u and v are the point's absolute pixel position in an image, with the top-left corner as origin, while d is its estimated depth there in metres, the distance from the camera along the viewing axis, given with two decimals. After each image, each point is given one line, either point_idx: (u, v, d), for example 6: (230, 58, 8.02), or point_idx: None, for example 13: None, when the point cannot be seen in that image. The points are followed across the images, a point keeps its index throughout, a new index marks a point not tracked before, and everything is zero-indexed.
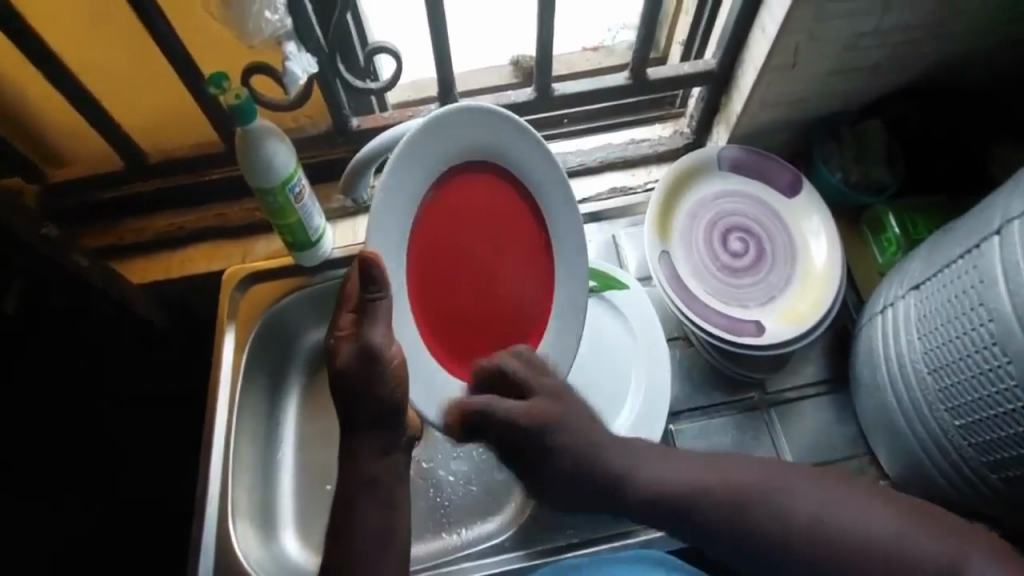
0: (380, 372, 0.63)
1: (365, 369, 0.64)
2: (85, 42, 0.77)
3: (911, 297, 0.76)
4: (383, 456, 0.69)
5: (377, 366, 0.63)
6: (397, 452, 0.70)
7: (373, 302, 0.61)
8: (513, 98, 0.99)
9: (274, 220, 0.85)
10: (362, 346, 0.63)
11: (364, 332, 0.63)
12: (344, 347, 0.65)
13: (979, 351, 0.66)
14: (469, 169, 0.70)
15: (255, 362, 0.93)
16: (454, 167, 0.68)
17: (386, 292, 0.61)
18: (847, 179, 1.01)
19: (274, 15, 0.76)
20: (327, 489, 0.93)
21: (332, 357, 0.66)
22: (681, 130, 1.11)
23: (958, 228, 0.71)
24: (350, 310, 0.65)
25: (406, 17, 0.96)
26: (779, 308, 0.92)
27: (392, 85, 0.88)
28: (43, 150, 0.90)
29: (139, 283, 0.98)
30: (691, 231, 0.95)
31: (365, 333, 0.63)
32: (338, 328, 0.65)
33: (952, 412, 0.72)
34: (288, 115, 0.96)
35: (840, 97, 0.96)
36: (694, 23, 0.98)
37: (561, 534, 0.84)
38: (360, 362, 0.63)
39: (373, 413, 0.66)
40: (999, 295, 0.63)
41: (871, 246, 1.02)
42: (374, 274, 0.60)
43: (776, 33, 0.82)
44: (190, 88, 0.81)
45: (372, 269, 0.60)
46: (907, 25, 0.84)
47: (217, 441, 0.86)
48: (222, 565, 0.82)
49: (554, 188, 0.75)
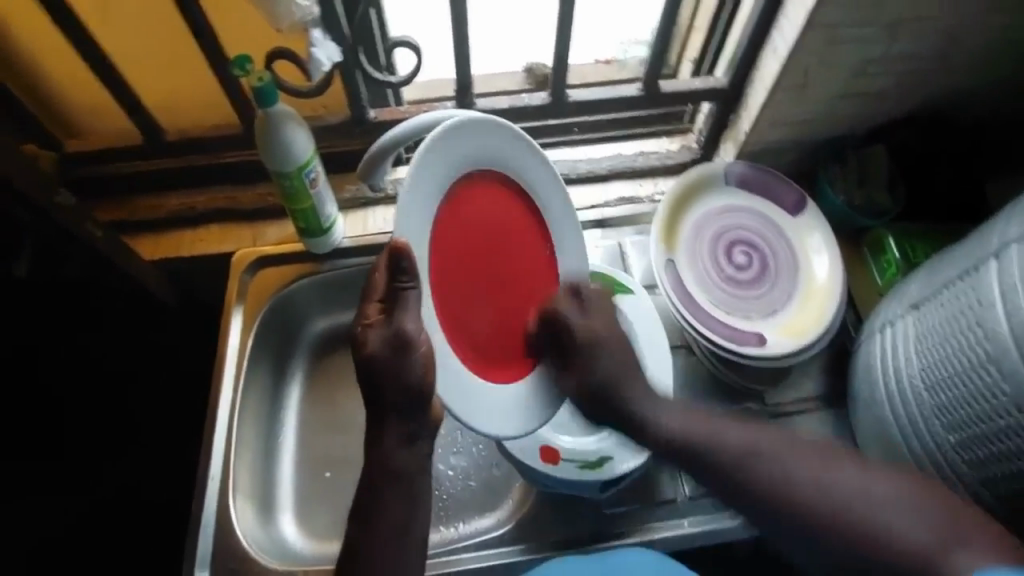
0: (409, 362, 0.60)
1: (395, 360, 0.61)
2: (113, 17, 0.77)
3: (910, 316, 0.78)
4: (420, 444, 0.67)
5: (408, 357, 0.61)
6: (426, 445, 0.68)
7: (402, 292, 0.59)
8: (528, 102, 1.01)
9: (288, 204, 0.86)
10: (393, 335, 0.61)
11: (393, 320, 0.61)
12: (373, 336, 0.63)
13: (975, 369, 0.68)
14: (475, 180, 0.69)
15: (262, 346, 0.93)
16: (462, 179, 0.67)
17: (416, 283, 0.59)
18: (850, 201, 1.04)
19: (306, 2, 0.76)
20: (325, 475, 0.93)
21: (359, 346, 0.63)
22: (689, 144, 1.13)
23: (956, 251, 0.73)
24: (378, 298, 0.63)
25: (428, 16, 0.98)
26: (781, 321, 0.94)
27: (412, 80, 0.89)
28: (61, 119, 0.90)
29: (149, 260, 0.98)
30: (696, 241, 0.97)
31: (396, 320, 0.61)
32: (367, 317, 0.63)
33: (947, 429, 0.74)
34: (308, 103, 0.98)
35: (846, 120, 0.99)
36: (706, 41, 1.01)
37: (559, 532, 0.84)
38: (391, 352, 0.61)
39: (404, 407, 0.64)
40: (996, 315, 0.65)
41: (871, 267, 1.04)
42: (407, 266, 0.58)
43: (787, 54, 0.85)
44: (216, 69, 0.82)
45: (402, 259, 0.58)
46: (913, 54, 0.87)
47: (219, 421, 0.85)
48: (218, 548, 0.81)
49: (555, 196, 0.78)
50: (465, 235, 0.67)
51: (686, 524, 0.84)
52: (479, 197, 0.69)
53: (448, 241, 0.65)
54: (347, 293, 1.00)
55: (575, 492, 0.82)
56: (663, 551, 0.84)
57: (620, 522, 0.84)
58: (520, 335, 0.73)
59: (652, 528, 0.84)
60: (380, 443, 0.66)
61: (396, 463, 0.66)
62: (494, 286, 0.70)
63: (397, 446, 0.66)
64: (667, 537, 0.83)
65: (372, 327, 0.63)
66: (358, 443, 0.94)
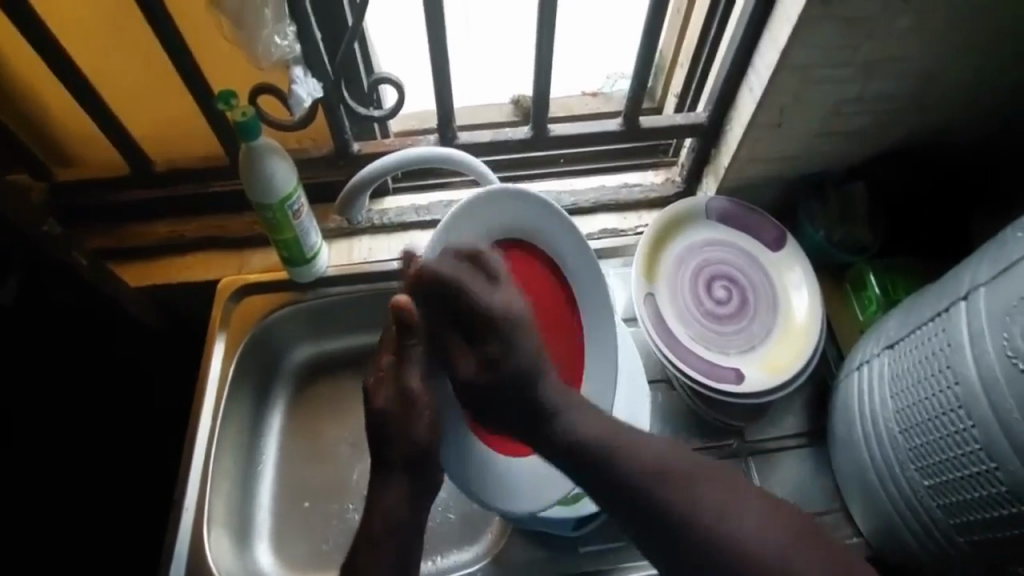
0: (414, 414, 0.64)
1: (401, 415, 0.65)
2: (105, 52, 0.79)
3: (885, 355, 0.78)
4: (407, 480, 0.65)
5: (412, 413, 0.64)
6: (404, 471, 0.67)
7: (409, 350, 0.64)
8: (511, 135, 1.02)
9: (272, 235, 0.86)
10: (399, 390, 0.65)
11: (400, 377, 0.65)
12: (382, 389, 0.66)
13: (946, 413, 0.68)
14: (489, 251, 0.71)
15: (243, 375, 0.93)
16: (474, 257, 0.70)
17: (422, 340, 0.64)
18: (831, 237, 1.05)
19: (283, 41, 0.79)
20: (305, 506, 0.91)
21: (369, 399, 0.67)
22: (672, 177, 1.14)
23: (929, 292, 0.74)
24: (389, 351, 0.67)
25: (413, 51, 1.00)
26: (759, 357, 0.94)
27: (395, 114, 0.90)
28: (51, 149, 0.91)
29: (134, 285, 0.99)
30: (676, 274, 0.98)
31: (401, 379, 0.65)
32: (378, 368, 0.67)
33: (922, 472, 0.73)
34: (293, 136, 0.99)
35: (827, 157, 1.00)
36: (687, 78, 1.03)
37: (538, 569, 0.82)
38: (398, 406, 0.65)
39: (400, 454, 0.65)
40: (965, 358, 0.65)
41: (853, 303, 1.04)
42: (411, 322, 0.62)
43: (762, 94, 0.86)
44: (200, 102, 0.83)
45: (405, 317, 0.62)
46: (885, 96, 0.89)
47: (197, 450, 0.85)
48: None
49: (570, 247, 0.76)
50: None
51: None
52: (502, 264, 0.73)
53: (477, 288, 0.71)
54: (329, 323, 0.99)
55: (550, 528, 0.81)
56: None
57: (595, 559, 0.83)
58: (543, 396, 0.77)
59: (629, 567, 0.82)
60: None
61: (383, 496, 0.67)
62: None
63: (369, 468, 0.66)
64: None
65: (381, 381, 0.67)
66: (340, 474, 0.93)
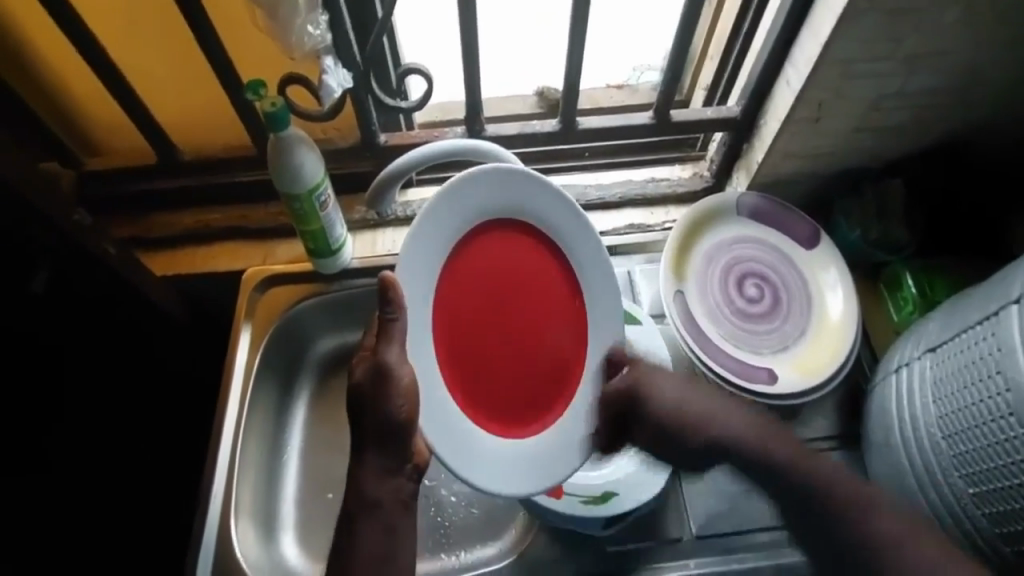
0: (389, 392, 0.62)
1: (376, 388, 0.63)
2: (134, 41, 0.79)
3: (927, 359, 0.76)
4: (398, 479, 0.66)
5: (387, 390, 0.63)
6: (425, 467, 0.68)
7: (389, 322, 0.63)
8: (538, 128, 1.01)
9: (299, 225, 0.86)
10: (377, 365, 0.63)
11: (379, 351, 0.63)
12: (361, 365, 0.65)
13: (994, 420, 0.66)
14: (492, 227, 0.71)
15: (268, 366, 0.93)
16: (474, 228, 0.70)
17: (402, 314, 0.63)
18: (867, 237, 1.02)
19: (316, 30, 0.77)
20: (330, 498, 0.91)
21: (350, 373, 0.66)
22: (700, 172, 1.12)
23: (975, 294, 0.71)
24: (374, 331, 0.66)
25: (440, 41, 0.99)
26: (792, 358, 0.92)
27: (422, 106, 0.89)
28: (80, 139, 0.91)
29: (160, 274, 0.99)
30: (707, 272, 0.96)
31: (379, 352, 0.63)
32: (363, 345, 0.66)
33: (966, 479, 0.71)
34: (318, 127, 0.98)
35: (863, 153, 0.98)
36: (719, 70, 1.00)
37: (564, 568, 0.82)
38: (374, 383, 0.63)
39: (381, 430, 0.64)
40: (1018, 364, 0.63)
41: (887, 304, 1.01)
42: (392, 299, 0.62)
43: (801, 89, 0.84)
44: (229, 91, 0.83)
45: (390, 292, 0.62)
46: (929, 91, 0.86)
47: (224, 440, 0.85)
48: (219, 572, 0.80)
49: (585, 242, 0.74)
50: (479, 284, 0.71)
51: (691, 565, 0.82)
52: (501, 244, 0.72)
53: (459, 276, 0.70)
54: (354, 314, 0.99)
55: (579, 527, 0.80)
56: None
57: (624, 559, 0.82)
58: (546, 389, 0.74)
59: (657, 568, 0.82)
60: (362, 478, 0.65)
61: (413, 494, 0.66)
62: (513, 328, 0.72)
63: (396, 463, 0.66)
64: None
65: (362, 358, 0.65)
66: None
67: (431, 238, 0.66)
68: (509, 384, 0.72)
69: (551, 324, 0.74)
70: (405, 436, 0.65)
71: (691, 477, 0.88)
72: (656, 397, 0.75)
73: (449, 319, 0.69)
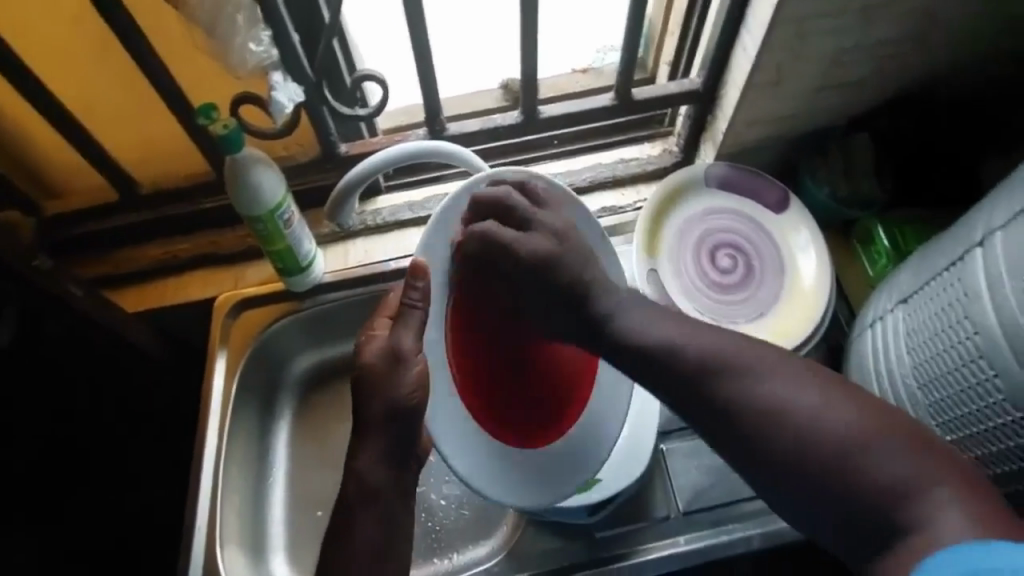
0: (402, 374, 0.65)
1: (388, 370, 0.65)
2: (79, 76, 0.79)
3: (899, 310, 0.75)
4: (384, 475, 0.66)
5: (400, 370, 0.65)
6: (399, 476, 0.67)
7: (410, 308, 0.66)
8: (499, 121, 1.00)
9: (265, 246, 0.86)
10: (391, 348, 0.66)
11: (396, 333, 0.66)
12: (371, 346, 0.67)
13: (966, 365, 0.65)
14: None
15: (246, 388, 0.93)
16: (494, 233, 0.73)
17: (423, 305, 0.67)
18: (836, 193, 1.01)
19: (259, 46, 0.78)
20: (318, 514, 0.93)
21: (358, 352, 0.67)
22: (670, 148, 1.12)
23: (941, 240, 0.70)
24: (388, 315, 0.69)
25: (395, 45, 0.98)
26: (769, 324, 0.92)
27: (380, 111, 0.89)
28: (38, 181, 0.92)
29: (133, 311, 1.00)
30: (678, 246, 0.95)
31: (397, 333, 0.66)
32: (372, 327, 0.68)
33: (943, 427, 0.71)
34: (279, 144, 0.98)
35: (829, 111, 0.96)
36: (680, 43, 0.99)
37: (555, 558, 0.82)
38: (386, 364, 0.65)
39: (387, 414, 0.65)
40: (984, 307, 0.62)
41: (861, 258, 1.01)
42: (418, 286, 0.66)
43: (756, 53, 0.83)
44: (179, 117, 0.83)
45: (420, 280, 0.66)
46: (887, 41, 0.85)
47: (206, 467, 0.85)
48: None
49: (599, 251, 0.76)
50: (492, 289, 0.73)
51: (681, 542, 0.82)
52: None
53: (471, 283, 0.72)
54: (330, 329, 1.00)
55: (562, 517, 0.81)
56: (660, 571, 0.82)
57: (613, 545, 0.82)
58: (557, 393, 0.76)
59: (646, 549, 0.82)
60: (356, 462, 0.66)
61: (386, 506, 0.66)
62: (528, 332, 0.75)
63: (369, 474, 0.65)
64: (660, 557, 0.81)
65: (373, 338, 0.67)
66: None
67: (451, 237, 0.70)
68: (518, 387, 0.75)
69: (555, 351, 0.72)
70: (411, 422, 0.66)
71: (674, 457, 0.88)
72: (512, 234, 0.69)
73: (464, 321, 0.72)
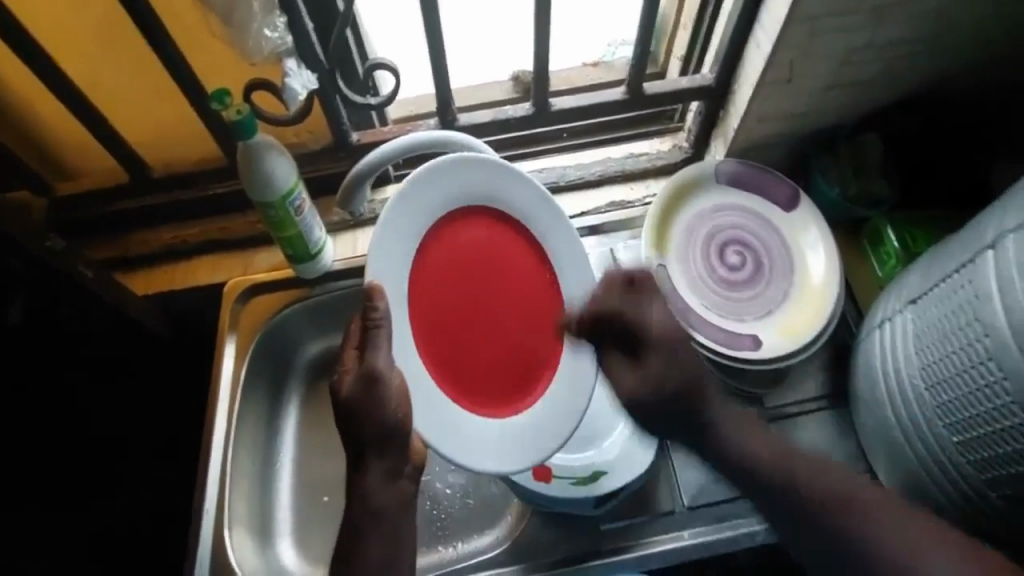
0: (382, 398, 0.60)
1: (367, 399, 0.61)
2: (92, 59, 0.79)
3: (908, 312, 0.76)
4: (392, 484, 0.66)
5: (380, 395, 0.60)
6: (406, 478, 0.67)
7: (372, 331, 0.60)
8: (511, 113, 1.00)
9: (274, 232, 0.86)
10: (365, 376, 0.61)
11: (367, 358, 0.61)
12: (348, 382, 0.63)
13: (974, 367, 0.65)
14: (462, 213, 0.69)
15: (256, 374, 0.94)
16: (447, 215, 0.68)
17: (387, 321, 0.60)
18: (846, 193, 1.01)
19: (274, 33, 0.78)
20: (324, 500, 0.94)
21: (335, 393, 0.63)
22: (679, 143, 1.11)
23: (953, 242, 0.70)
24: (355, 346, 0.64)
25: (407, 34, 0.98)
26: (777, 322, 0.92)
27: (392, 100, 0.89)
28: (50, 162, 0.92)
29: (142, 294, 1.00)
30: (688, 243, 0.95)
31: (367, 359, 0.60)
32: (341, 365, 0.63)
33: (950, 428, 0.71)
34: (290, 130, 0.98)
35: (841, 110, 0.96)
36: (692, 38, 0.99)
37: (557, 549, 0.83)
38: (364, 392, 0.61)
39: (377, 435, 0.63)
40: (994, 310, 0.62)
41: (870, 257, 1.01)
42: (379, 306, 0.59)
43: (770, 50, 0.83)
44: (193, 102, 0.83)
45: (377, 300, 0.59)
46: (902, 41, 0.84)
47: (215, 452, 0.86)
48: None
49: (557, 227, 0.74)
50: (453, 269, 0.68)
51: (686, 535, 0.83)
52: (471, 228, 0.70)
53: (451, 242, 0.68)
54: (338, 316, 1.00)
55: (568, 508, 0.82)
56: (662, 564, 0.83)
57: (618, 536, 0.83)
58: (529, 370, 0.72)
59: (650, 542, 0.83)
60: (361, 480, 0.66)
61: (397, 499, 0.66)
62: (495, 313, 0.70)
63: (377, 470, 0.65)
64: (665, 549, 0.82)
65: (347, 375, 0.63)
66: None
67: (401, 229, 0.63)
68: (491, 369, 0.70)
69: (535, 321, 0.73)
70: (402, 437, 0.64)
71: (680, 450, 0.88)
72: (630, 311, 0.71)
73: (427, 307, 0.66)
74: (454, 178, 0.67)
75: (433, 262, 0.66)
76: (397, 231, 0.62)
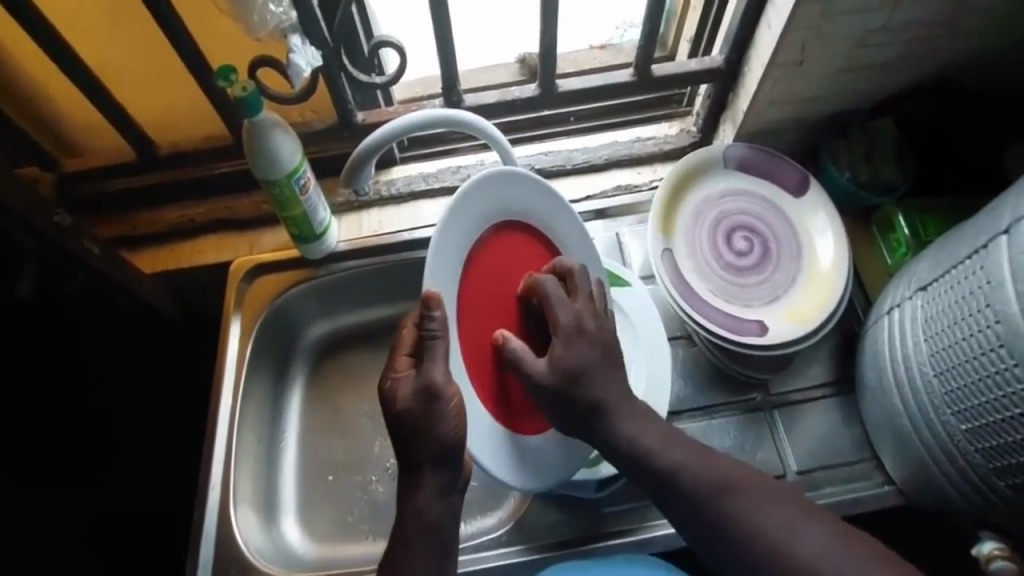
0: (442, 410, 0.62)
1: (427, 410, 0.62)
2: (98, 35, 0.78)
3: (918, 298, 0.75)
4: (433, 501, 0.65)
5: (439, 406, 0.62)
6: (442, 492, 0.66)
7: (431, 339, 0.62)
8: (517, 94, 0.98)
9: (280, 211, 0.86)
10: (422, 384, 0.62)
11: (424, 370, 0.63)
12: (402, 389, 0.63)
13: (985, 353, 0.65)
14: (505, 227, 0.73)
15: (260, 352, 0.94)
16: (491, 226, 0.71)
17: (443, 332, 0.62)
18: (856, 178, 0.99)
19: (278, 8, 0.77)
20: (329, 480, 0.94)
21: (391, 400, 0.64)
22: (687, 128, 1.10)
23: (965, 227, 0.69)
24: (407, 352, 0.65)
25: (412, 13, 0.96)
26: (784, 307, 0.91)
27: (396, 79, 0.88)
28: (55, 140, 0.92)
29: (149, 273, 1.00)
30: (696, 227, 0.94)
31: (424, 370, 0.62)
32: (396, 370, 0.65)
33: (959, 416, 0.71)
34: (295, 110, 0.97)
35: (853, 94, 0.94)
36: (702, 19, 0.97)
37: (557, 532, 0.84)
38: (422, 402, 0.62)
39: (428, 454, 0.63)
40: (1006, 296, 0.61)
41: (880, 245, 1.00)
42: (436, 314, 0.61)
43: (782, 31, 0.81)
44: (200, 80, 0.82)
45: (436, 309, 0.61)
46: (919, 23, 0.82)
47: (219, 432, 0.86)
48: (222, 555, 0.82)
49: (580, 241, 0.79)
50: (491, 281, 0.71)
51: None
52: (510, 243, 0.74)
53: (493, 253, 0.72)
54: (344, 296, 1.00)
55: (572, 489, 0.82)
56: (665, 547, 0.83)
57: (620, 518, 0.84)
58: None
59: (653, 525, 0.83)
60: (414, 494, 0.65)
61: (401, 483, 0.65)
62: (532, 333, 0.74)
63: None
64: (667, 532, 0.82)
65: (402, 379, 0.64)
66: (359, 447, 0.96)
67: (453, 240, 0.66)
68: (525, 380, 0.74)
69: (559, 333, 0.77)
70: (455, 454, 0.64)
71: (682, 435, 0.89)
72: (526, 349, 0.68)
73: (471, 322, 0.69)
74: (497, 193, 0.71)
75: (477, 275, 0.70)
76: (486, 190, 0.69)
